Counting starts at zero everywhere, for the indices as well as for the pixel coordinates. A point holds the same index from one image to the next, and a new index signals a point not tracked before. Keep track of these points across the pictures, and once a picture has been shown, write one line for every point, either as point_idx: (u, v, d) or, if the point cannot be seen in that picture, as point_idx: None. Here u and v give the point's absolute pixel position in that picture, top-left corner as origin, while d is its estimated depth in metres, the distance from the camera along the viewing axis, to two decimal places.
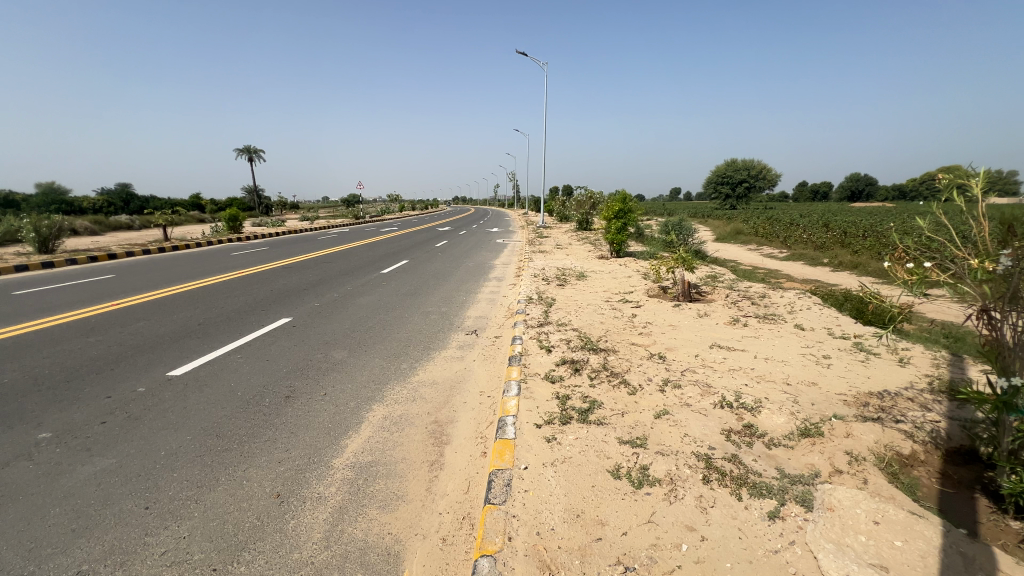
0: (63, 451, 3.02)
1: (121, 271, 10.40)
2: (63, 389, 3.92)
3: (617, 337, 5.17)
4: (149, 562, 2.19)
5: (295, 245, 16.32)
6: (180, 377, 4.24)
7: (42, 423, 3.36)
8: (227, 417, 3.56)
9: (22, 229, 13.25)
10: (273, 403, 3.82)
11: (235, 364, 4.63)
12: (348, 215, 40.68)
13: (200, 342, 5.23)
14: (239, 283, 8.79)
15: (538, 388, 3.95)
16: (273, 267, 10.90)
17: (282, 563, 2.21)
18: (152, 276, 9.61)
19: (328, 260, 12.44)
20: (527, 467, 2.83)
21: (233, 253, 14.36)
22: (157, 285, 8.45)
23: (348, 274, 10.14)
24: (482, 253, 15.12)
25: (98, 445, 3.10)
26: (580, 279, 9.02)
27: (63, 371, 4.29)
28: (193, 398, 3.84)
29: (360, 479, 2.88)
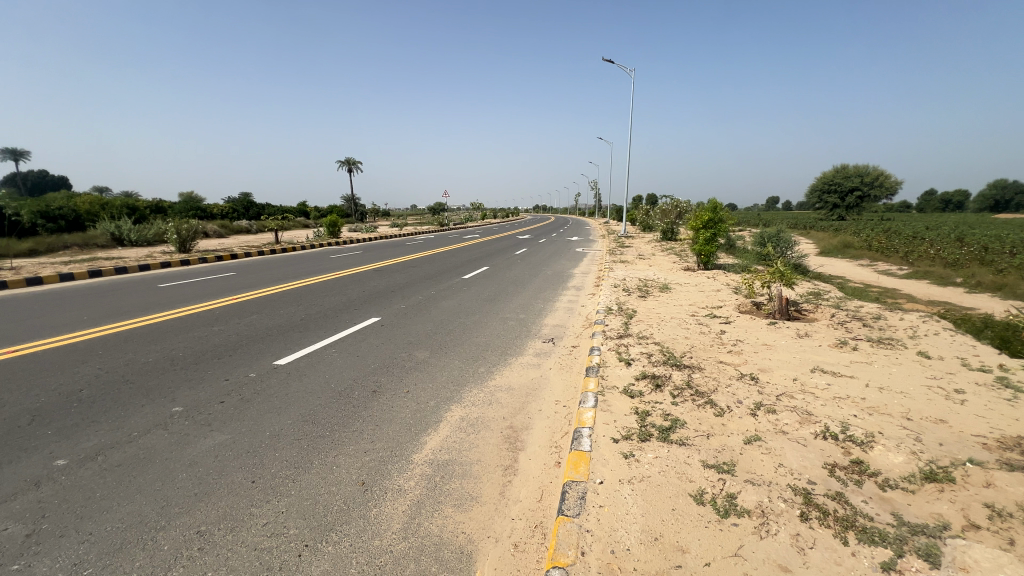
0: (190, 424, 3.46)
1: (241, 270, 11.81)
2: (193, 370, 4.52)
3: (703, 354, 4.88)
4: (253, 531, 2.42)
5: (387, 250, 17.48)
6: (285, 366, 4.71)
7: (175, 398, 3.90)
8: (321, 406, 3.88)
9: (168, 231, 15.55)
10: (361, 396, 4.10)
11: (330, 358, 5.04)
12: (434, 222, 42.73)
13: (301, 336, 5.76)
14: (336, 284, 9.56)
15: (615, 401, 3.84)
16: (365, 270, 11.74)
17: (364, 549, 2.34)
18: (265, 275, 10.77)
19: (414, 264, 13.12)
20: (603, 482, 2.74)
21: (333, 255, 15.70)
22: (268, 284, 9.44)
23: (432, 279, 10.62)
24: (560, 261, 15.09)
25: (216, 422, 3.52)
26: (663, 290, 8.67)
27: (193, 355, 4.94)
28: (293, 386, 4.23)
29: (437, 476, 2.97)
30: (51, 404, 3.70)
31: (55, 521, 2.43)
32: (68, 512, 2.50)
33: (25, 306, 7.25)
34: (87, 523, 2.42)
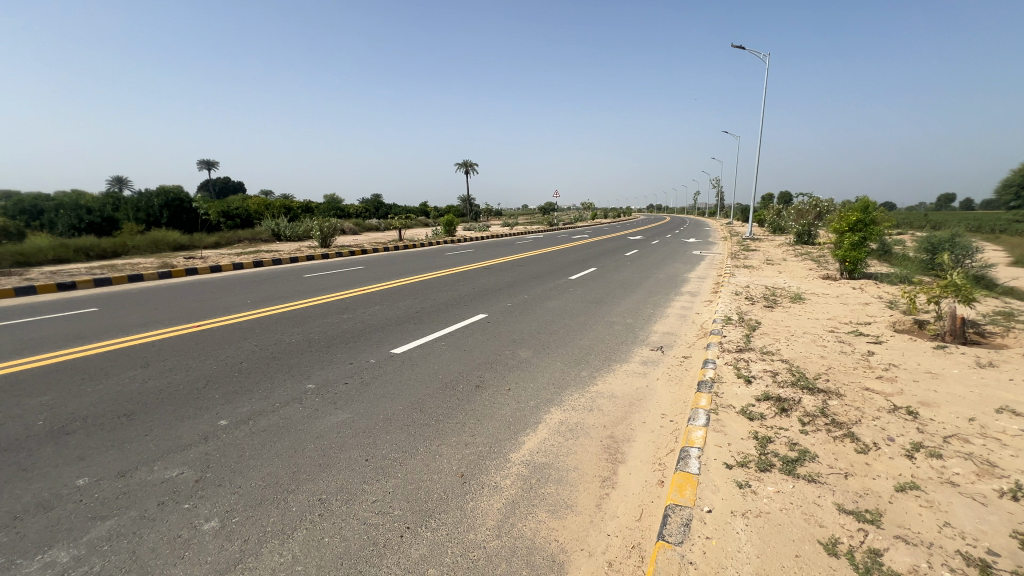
0: (320, 400, 3.91)
1: (369, 264, 13.10)
2: (325, 352, 5.10)
3: (843, 378, 4.20)
4: (364, 506, 2.64)
5: (498, 248, 18.09)
6: (400, 355, 5.09)
7: (310, 375, 4.43)
8: (430, 395, 4.11)
9: (314, 229, 17.82)
10: (465, 389, 4.26)
11: (439, 350, 5.33)
12: (544, 221, 43.25)
13: (415, 328, 6.19)
14: (449, 280, 10.11)
15: (730, 423, 3.47)
16: (476, 268, 12.26)
17: (459, 540, 2.41)
18: (388, 269, 11.82)
19: (522, 263, 13.35)
20: (711, 510, 2.49)
21: (447, 253, 16.68)
22: (391, 278, 10.33)
23: (539, 278, 10.70)
24: (674, 264, 14.22)
25: (341, 401, 3.92)
26: (795, 301, 7.69)
27: (326, 339, 5.57)
28: (406, 374, 4.55)
29: (533, 479, 2.95)
30: (219, 372, 4.43)
31: (214, 472, 2.90)
32: (225, 466, 2.96)
33: (208, 290, 8.83)
34: (237, 477, 2.85)
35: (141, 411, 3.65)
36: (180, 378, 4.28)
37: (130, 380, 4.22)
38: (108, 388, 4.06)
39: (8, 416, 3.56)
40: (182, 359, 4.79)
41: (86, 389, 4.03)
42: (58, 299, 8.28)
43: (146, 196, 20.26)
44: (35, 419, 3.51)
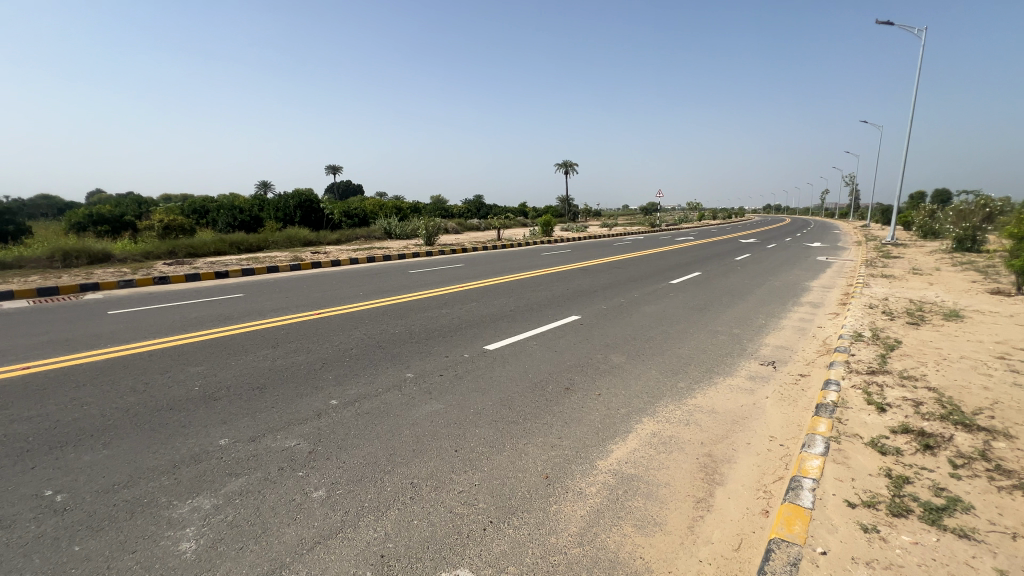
0: (417, 389, 4.16)
1: (469, 262, 13.66)
2: (424, 344, 5.40)
3: (1015, 416, 3.44)
4: (451, 495, 2.74)
5: (595, 250, 17.75)
6: (493, 351, 5.22)
7: (410, 365, 4.73)
8: (519, 393, 4.16)
9: (421, 228, 19.02)
10: (554, 391, 4.24)
11: (531, 349, 5.37)
12: (645, 222, 41.66)
13: (509, 326, 6.31)
14: (544, 280, 10.15)
15: (856, 455, 3.02)
16: (572, 268, 12.16)
17: (540, 542, 2.39)
18: (486, 268, 12.21)
19: (620, 265, 12.95)
20: (826, 553, 2.19)
21: (544, 253, 16.76)
22: (488, 276, 10.66)
23: (636, 281, 10.30)
24: (794, 271, 12.79)
25: (436, 391, 4.13)
26: (950, 318, 6.47)
27: (426, 331, 5.91)
28: (497, 371, 4.65)
29: (620, 490, 2.83)
30: (333, 357, 4.92)
31: (324, 446, 3.21)
32: (334, 441, 3.27)
33: (329, 282, 9.87)
34: (343, 453, 3.13)
35: (270, 385, 4.18)
36: (302, 359, 4.82)
37: (265, 358, 4.86)
38: (248, 363, 4.72)
39: (175, 380, 4.29)
40: (305, 342, 5.39)
41: (230, 363, 4.72)
42: (215, 285, 9.82)
43: (285, 198, 23.21)
44: (193, 385, 4.19)
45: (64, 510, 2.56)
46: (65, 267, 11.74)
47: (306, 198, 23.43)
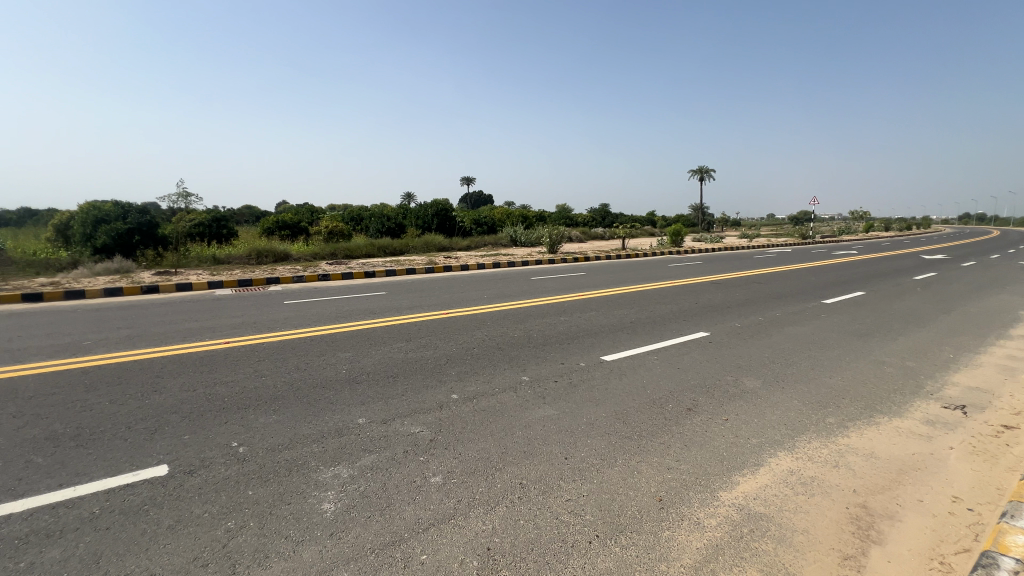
0: (532, 393, 4.23)
1: (592, 271, 13.52)
2: (542, 350, 5.48)
3: None
4: (559, 501, 2.73)
5: (732, 262, 16.23)
6: (610, 363, 5.08)
7: (526, 369, 4.82)
8: (635, 409, 3.98)
9: (545, 236, 19.37)
10: (674, 410, 3.97)
11: (651, 364, 5.11)
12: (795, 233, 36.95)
13: (629, 338, 6.08)
14: (671, 292, 9.59)
15: None
16: (703, 281, 11.29)
17: (649, 567, 2.26)
18: (609, 277, 11.96)
19: (760, 280, 11.66)
20: None
21: (672, 264, 15.82)
22: (610, 285, 10.43)
23: (780, 298, 9.18)
24: (1003, 296, 10.18)
25: (550, 397, 4.15)
26: None
27: (544, 337, 6.00)
28: (613, 383, 4.51)
29: (745, 528, 2.54)
30: (457, 354, 5.26)
31: (444, 436, 3.45)
32: (452, 433, 3.49)
33: (458, 285, 10.58)
34: (460, 445, 3.32)
35: (402, 375, 4.62)
36: (430, 354, 5.24)
37: (400, 350, 5.38)
38: (386, 354, 5.27)
39: (328, 363, 4.98)
40: (433, 339, 5.86)
41: (372, 352, 5.33)
42: (365, 283, 11.18)
43: (425, 207, 25.57)
44: (341, 368, 4.82)
45: (243, 460, 3.14)
46: (259, 264, 14.45)
47: (442, 207, 25.51)
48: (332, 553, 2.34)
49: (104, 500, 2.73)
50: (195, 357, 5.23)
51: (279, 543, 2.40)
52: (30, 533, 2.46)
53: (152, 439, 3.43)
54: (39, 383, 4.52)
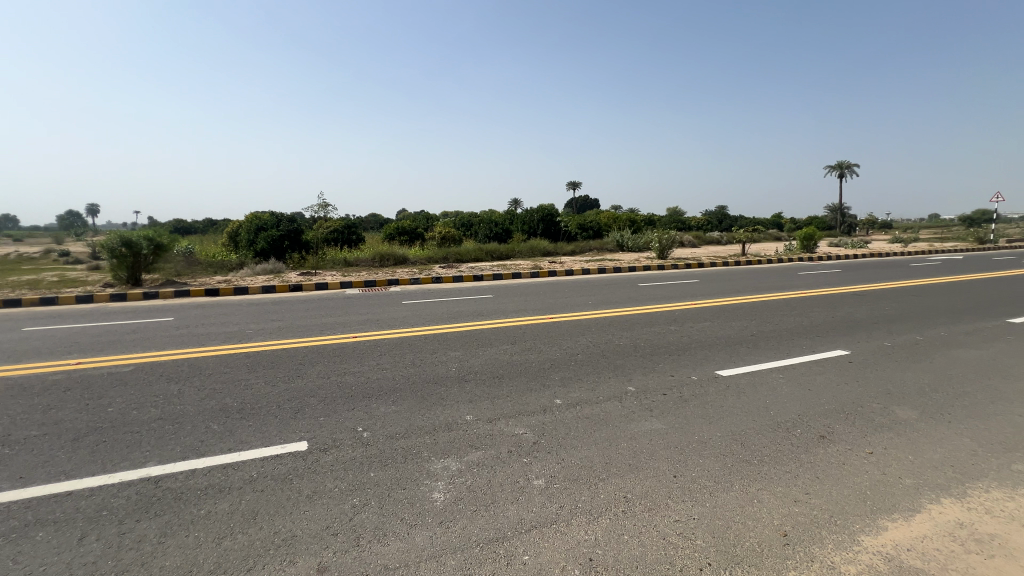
0: (638, 404, 4.08)
1: (706, 278, 12.63)
2: (649, 360, 5.25)
3: None
4: (666, 521, 2.59)
5: (881, 271, 14.01)
6: (725, 378, 4.70)
7: (631, 379, 4.66)
8: (755, 430, 3.63)
9: (655, 241, 18.59)
10: (803, 436, 3.54)
11: (775, 382, 4.62)
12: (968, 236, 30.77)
13: (749, 352, 5.57)
14: (800, 304, 8.58)
15: None
16: (841, 292, 9.91)
17: None
18: (725, 285, 11.06)
19: (918, 292, 9.91)
20: None
21: (803, 272, 14.13)
22: (727, 294, 9.65)
23: (945, 315, 7.71)
24: None
25: (657, 410, 3.97)
26: None
27: (651, 346, 5.75)
28: (730, 401, 4.16)
29: None
30: (561, 359, 5.27)
31: (547, 440, 3.47)
32: (556, 438, 3.50)
33: (563, 290, 10.60)
34: (563, 451, 3.31)
35: (507, 376, 4.76)
36: (534, 358, 5.32)
37: (505, 352, 5.55)
38: (492, 355, 5.47)
39: (440, 361, 5.31)
40: (538, 343, 5.94)
41: (479, 353, 5.56)
42: (474, 286, 11.73)
43: (531, 212, 26.11)
44: (452, 366, 5.11)
45: (367, 444, 3.47)
46: (382, 267, 15.94)
47: (548, 212, 25.80)
48: (442, 540, 2.48)
49: (260, 466, 3.22)
50: (330, 349, 5.93)
51: (395, 523, 2.61)
52: (207, 486, 2.99)
53: (296, 419, 3.95)
54: (215, 363, 5.47)
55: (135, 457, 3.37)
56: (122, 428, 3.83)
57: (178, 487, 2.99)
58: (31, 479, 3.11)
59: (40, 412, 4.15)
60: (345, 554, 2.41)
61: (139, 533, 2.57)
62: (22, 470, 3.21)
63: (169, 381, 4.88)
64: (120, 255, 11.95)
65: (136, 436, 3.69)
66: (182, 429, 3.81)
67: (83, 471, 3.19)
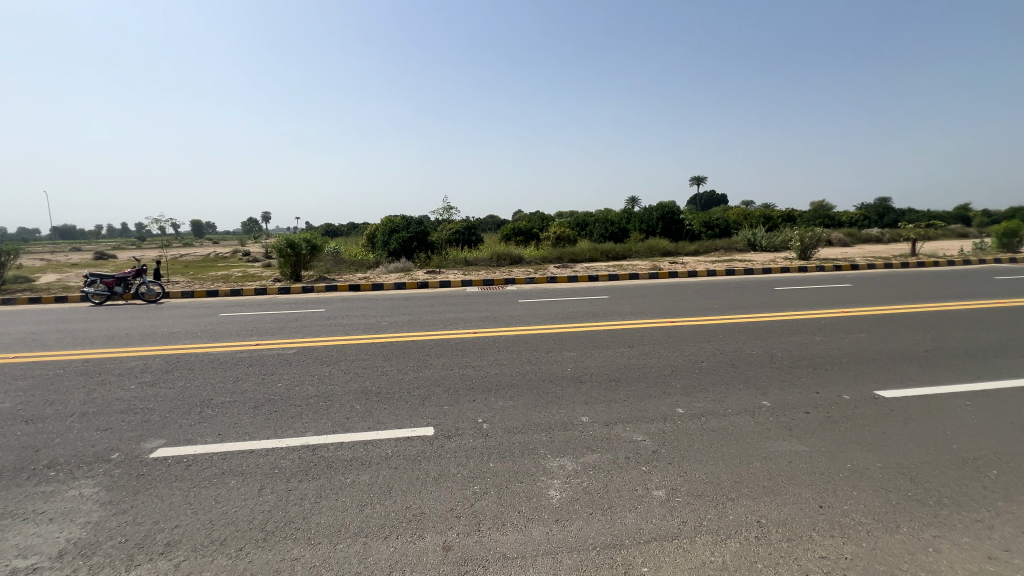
0: (774, 421, 3.67)
1: (860, 282, 10.90)
2: (788, 373, 4.69)
3: None
4: (810, 556, 2.29)
5: None
6: (888, 400, 4.01)
7: (766, 393, 4.21)
8: (931, 465, 3.03)
9: (795, 240, 16.58)
10: (1002, 479, 2.87)
11: (959, 410, 3.81)
12: None
13: (920, 372, 4.67)
14: (996, 316, 6.96)
15: None
16: None
17: None
18: (887, 291, 9.42)
19: None
20: None
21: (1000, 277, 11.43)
22: (889, 301, 8.22)
23: None
24: None
25: (798, 429, 3.53)
26: None
27: (791, 358, 5.13)
28: (895, 427, 3.54)
29: None
30: (683, 366, 4.96)
31: (668, 450, 3.30)
32: (678, 449, 3.31)
33: (684, 292, 9.98)
34: (686, 464, 3.12)
35: (624, 381, 4.62)
36: (654, 363, 5.09)
37: (622, 355, 5.40)
38: (608, 357, 5.36)
39: (556, 360, 5.35)
40: (657, 347, 5.66)
41: (595, 354, 5.49)
42: (589, 287, 11.62)
43: (650, 210, 25.03)
44: (567, 367, 5.11)
45: (486, 436, 3.64)
46: (499, 266, 16.58)
47: (669, 210, 24.49)
48: (558, 538, 2.50)
49: (394, 445, 3.56)
50: (453, 343, 6.34)
51: (513, 515, 2.70)
52: (352, 458, 3.40)
53: (423, 405, 4.30)
54: (358, 350, 6.19)
55: (297, 427, 3.96)
56: (288, 401, 4.53)
57: (330, 456, 3.44)
58: (225, 436, 3.83)
59: (231, 382, 5.10)
60: (467, 536, 2.55)
61: (301, 492, 3.02)
62: (220, 427, 3.98)
63: (323, 364, 5.65)
64: (286, 254, 14.18)
65: (297, 409, 4.34)
66: (333, 405, 4.38)
67: (261, 434, 3.84)
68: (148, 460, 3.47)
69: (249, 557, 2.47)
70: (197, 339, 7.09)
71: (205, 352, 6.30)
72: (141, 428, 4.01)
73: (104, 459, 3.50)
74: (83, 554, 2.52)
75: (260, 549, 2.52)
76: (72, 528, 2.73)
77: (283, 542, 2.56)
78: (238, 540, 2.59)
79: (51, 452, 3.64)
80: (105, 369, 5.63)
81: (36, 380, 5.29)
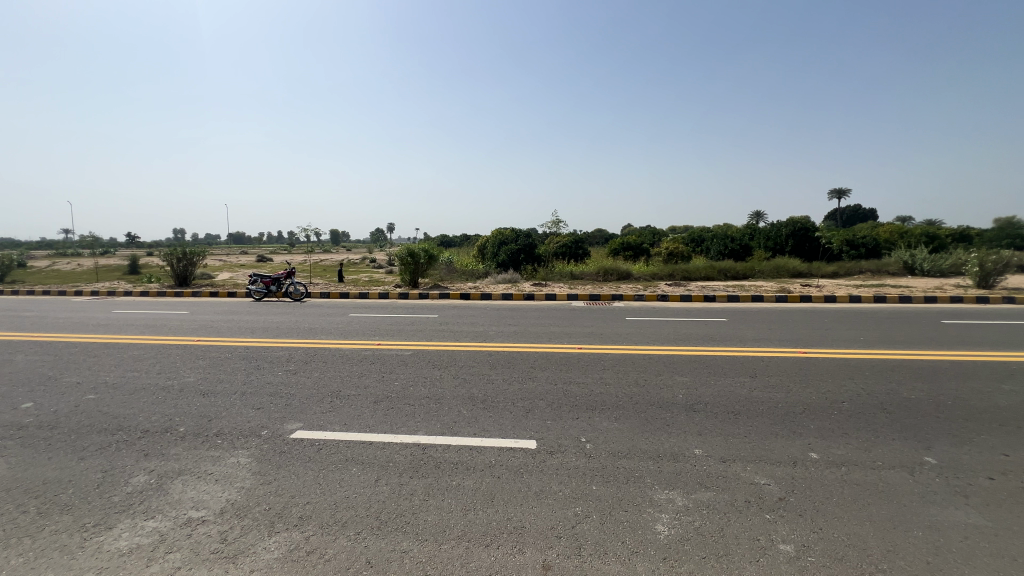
0: (944, 484, 3.04)
1: None
2: (960, 426, 3.88)
3: None
4: None
5: None
6: None
7: (931, 449, 3.51)
8: None
9: (970, 264, 13.79)
10: None
11: None
12: None
13: None
14: None
15: None
16: None
17: None
18: None
19: None
20: None
21: None
22: None
23: None
24: None
25: (977, 498, 2.88)
26: None
27: (966, 409, 4.22)
28: None
29: None
30: (818, 405, 4.36)
31: (798, 499, 2.90)
32: (810, 500, 2.90)
33: (819, 319, 8.81)
34: (822, 519, 2.71)
35: (745, 414, 4.19)
36: (781, 397, 4.56)
37: (742, 386, 4.91)
38: (726, 386, 4.93)
39: (665, 384, 5.06)
40: (785, 380, 5.06)
41: (711, 382, 5.07)
42: (703, 308, 10.85)
43: (778, 226, 22.71)
44: (678, 392, 4.80)
45: (590, 456, 3.55)
46: (606, 281, 16.28)
47: (802, 226, 21.98)
48: None
49: (497, 454, 3.63)
50: (558, 357, 6.31)
51: (617, 545, 2.57)
52: (458, 462, 3.53)
53: (527, 417, 4.33)
54: (466, 357, 6.47)
55: (411, 425, 4.24)
56: (402, 399, 4.88)
57: (438, 457, 3.62)
58: (350, 426, 4.24)
59: (356, 377, 5.64)
60: (567, 559, 2.49)
61: (411, 488, 3.21)
62: (346, 418, 4.41)
63: (434, 367, 6.00)
64: (406, 263, 15.41)
65: (411, 408, 4.65)
66: (442, 408, 4.62)
67: (379, 428, 4.17)
68: (289, 440, 3.96)
69: (366, 542, 2.68)
70: (330, 336, 7.99)
71: (337, 347, 7.08)
72: (285, 410, 4.61)
73: (256, 434, 4.08)
74: (237, 514, 2.94)
75: (374, 536, 2.72)
76: (231, 491, 3.21)
77: (394, 533, 2.74)
78: (356, 524, 2.83)
79: (219, 422, 4.34)
80: (260, 356, 6.59)
81: (213, 361, 6.38)
